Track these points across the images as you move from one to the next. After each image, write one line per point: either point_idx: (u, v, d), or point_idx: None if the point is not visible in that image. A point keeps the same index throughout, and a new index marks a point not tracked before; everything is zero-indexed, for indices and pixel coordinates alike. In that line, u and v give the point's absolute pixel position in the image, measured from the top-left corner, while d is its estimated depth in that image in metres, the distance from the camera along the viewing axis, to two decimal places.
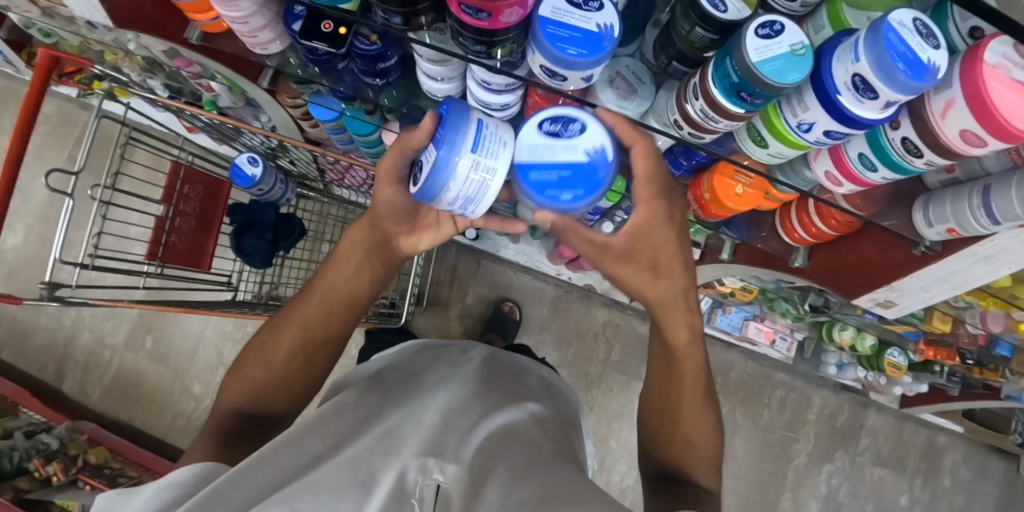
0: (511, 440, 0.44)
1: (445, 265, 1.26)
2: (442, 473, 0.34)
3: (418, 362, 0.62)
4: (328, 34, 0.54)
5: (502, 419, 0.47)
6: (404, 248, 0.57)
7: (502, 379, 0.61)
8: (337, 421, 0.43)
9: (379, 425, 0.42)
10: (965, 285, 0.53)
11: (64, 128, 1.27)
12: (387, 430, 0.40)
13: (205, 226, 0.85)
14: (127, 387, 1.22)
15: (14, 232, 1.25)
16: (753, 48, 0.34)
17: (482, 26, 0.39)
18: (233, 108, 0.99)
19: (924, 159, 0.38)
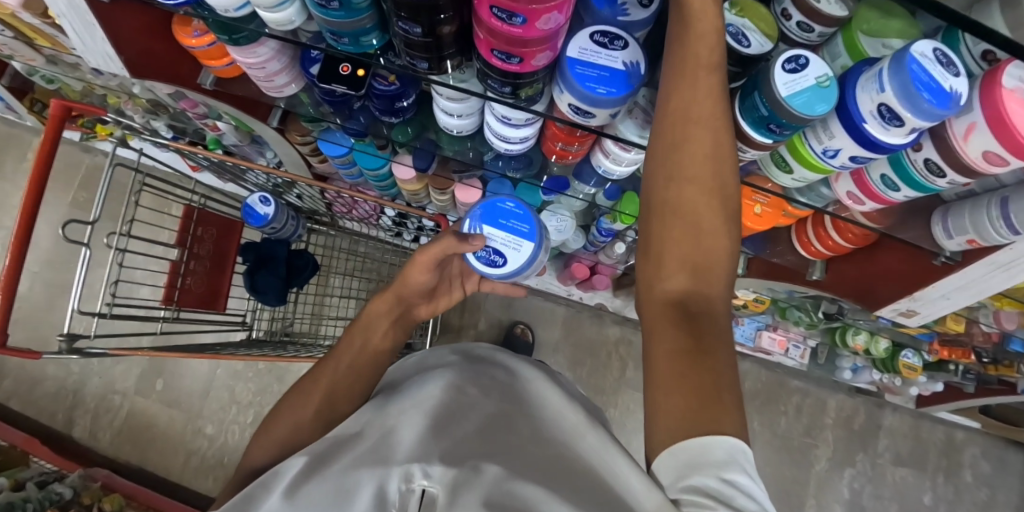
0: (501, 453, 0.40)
1: None
2: None
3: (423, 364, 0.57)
4: (346, 77, 0.55)
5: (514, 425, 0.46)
6: (420, 313, 0.69)
7: (506, 373, 0.55)
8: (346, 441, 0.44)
9: (374, 437, 0.43)
10: (988, 291, 0.54)
11: (68, 173, 1.27)
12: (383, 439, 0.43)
13: (219, 266, 0.85)
14: (139, 430, 1.20)
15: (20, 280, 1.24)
16: (782, 83, 0.36)
17: (512, 68, 0.40)
18: (238, 145, 0.99)
19: (947, 179, 0.39)
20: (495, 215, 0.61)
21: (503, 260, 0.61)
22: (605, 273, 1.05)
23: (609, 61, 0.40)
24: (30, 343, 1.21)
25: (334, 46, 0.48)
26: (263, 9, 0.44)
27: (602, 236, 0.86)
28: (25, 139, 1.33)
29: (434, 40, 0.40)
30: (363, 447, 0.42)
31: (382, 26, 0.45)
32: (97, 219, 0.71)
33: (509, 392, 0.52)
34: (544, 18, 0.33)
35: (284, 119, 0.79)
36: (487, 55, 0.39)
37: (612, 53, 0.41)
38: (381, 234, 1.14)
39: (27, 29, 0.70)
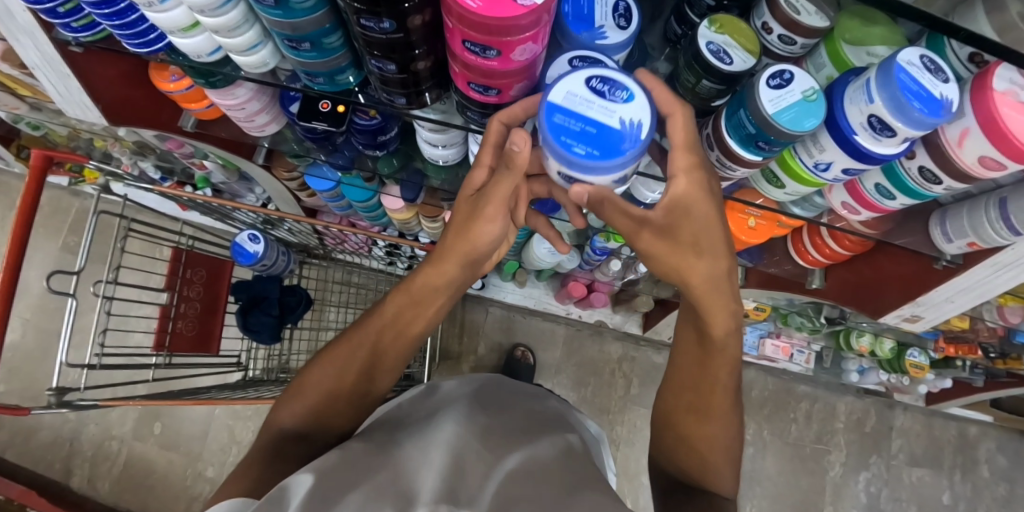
0: (517, 491, 0.35)
1: (455, 317, 1.26)
2: None
3: (431, 405, 0.52)
4: (328, 113, 0.54)
5: (524, 444, 0.44)
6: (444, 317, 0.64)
7: (518, 419, 0.50)
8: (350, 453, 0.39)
9: (389, 461, 0.38)
10: (993, 291, 0.52)
11: (57, 218, 1.25)
12: (398, 466, 0.37)
13: (211, 308, 0.84)
14: (137, 476, 1.17)
15: (11, 329, 1.21)
16: (767, 99, 0.35)
17: (490, 100, 0.39)
18: (227, 182, 0.99)
19: (943, 185, 0.39)
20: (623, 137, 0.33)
21: (584, 80, 0.34)
22: (602, 290, 1.05)
23: None
24: (24, 393, 1.18)
25: (310, 86, 0.48)
26: (234, 53, 0.43)
27: (595, 254, 0.87)
28: (14, 186, 1.31)
29: (411, 76, 0.39)
30: (382, 473, 0.36)
31: (357, 64, 0.44)
32: (81, 268, 0.69)
33: (526, 434, 0.46)
34: (518, 50, 0.32)
35: (269, 157, 0.79)
36: (465, 90, 0.38)
37: None
38: (374, 263, 1.14)
39: (8, 80, 0.69)
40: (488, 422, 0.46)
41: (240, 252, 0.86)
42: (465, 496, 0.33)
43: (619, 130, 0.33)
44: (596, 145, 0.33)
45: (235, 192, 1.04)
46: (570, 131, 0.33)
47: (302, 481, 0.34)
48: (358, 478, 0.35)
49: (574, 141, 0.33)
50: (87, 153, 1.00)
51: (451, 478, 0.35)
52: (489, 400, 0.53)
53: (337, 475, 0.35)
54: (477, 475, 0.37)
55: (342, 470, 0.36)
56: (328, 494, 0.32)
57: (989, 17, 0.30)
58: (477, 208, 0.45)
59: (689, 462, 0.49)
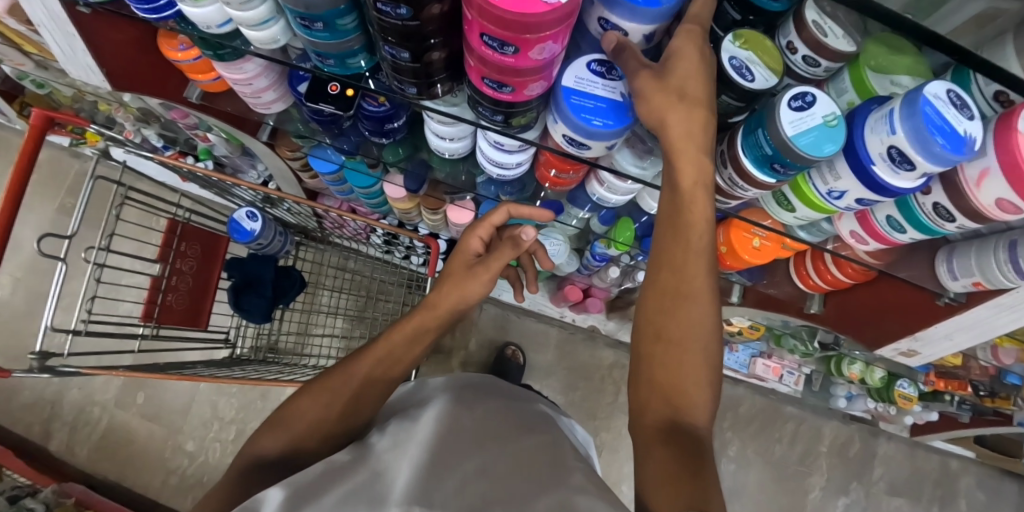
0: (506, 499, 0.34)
1: None
2: None
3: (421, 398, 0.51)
4: (336, 96, 0.53)
5: (513, 443, 0.42)
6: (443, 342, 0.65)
7: (509, 419, 0.49)
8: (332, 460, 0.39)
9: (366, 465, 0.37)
10: (992, 333, 0.52)
11: (55, 179, 1.23)
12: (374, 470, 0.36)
13: (203, 283, 0.82)
14: (117, 445, 1.16)
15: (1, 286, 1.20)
16: (788, 121, 0.34)
17: (504, 98, 0.38)
18: (229, 156, 0.98)
19: (956, 224, 0.38)
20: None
21: None
22: (598, 296, 1.05)
23: (606, 92, 0.38)
24: (9, 352, 1.17)
25: (320, 68, 0.47)
26: (246, 27, 0.42)
27: (595, 261, 0.87)
28: (14, 142, 1.29)
29: (424, 67, 0.38)
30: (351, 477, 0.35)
31: (370, 49, 0.43)
32: (73, 233, 0.67)
33: (516, 434, 0.46)
34: (537, 48, 0.31)
35: (273, 135, 0.79)
36: (479, 86, 0.37)
37: (610, 84, 0.38)
38: (373, 251, 1.15)
39: (14, 35, 0.68)
40: (478, 421, 0.45)
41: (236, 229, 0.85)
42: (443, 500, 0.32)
43: None
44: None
45: (237, 167, 1.04)
46: None
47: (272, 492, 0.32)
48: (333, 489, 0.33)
49: None
50: (90, 116, 0.98)
51: (430, 479, 0.34)
52: (480, 397, 0.52)
53: (307, 487, 0.33)
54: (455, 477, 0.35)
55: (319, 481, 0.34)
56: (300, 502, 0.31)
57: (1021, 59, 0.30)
58: (472, 273, 0.57)
59: None
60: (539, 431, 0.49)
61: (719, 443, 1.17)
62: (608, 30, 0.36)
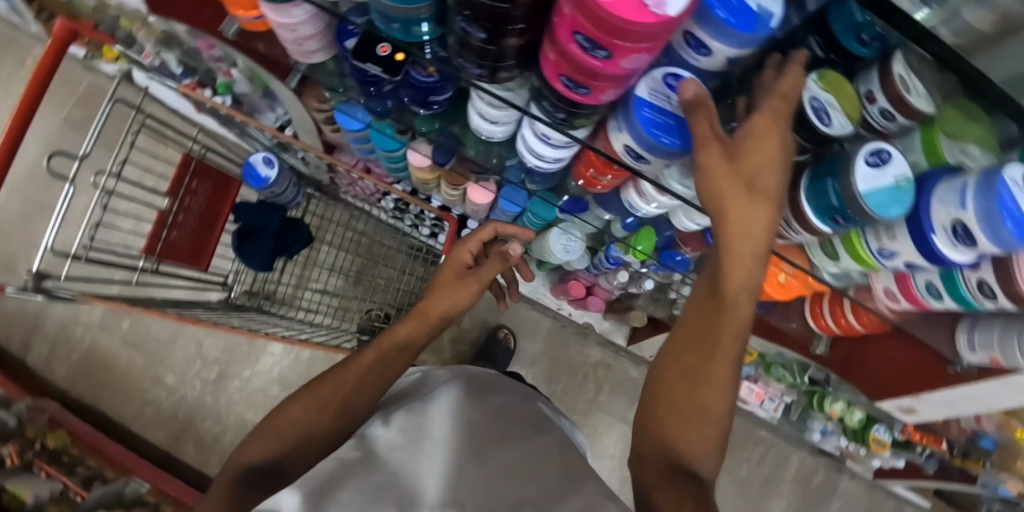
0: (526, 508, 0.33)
1: None
2: None
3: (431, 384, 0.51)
4: (385, 59, 0.50)
5: (526, 449, 0.42)
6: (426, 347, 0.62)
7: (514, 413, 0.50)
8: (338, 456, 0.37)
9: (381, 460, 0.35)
10: (994, 407, 0.53)
11: (63, 87, 1.18)
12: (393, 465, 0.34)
13: (209, 224, 0.80)
14: (96, 368, 1.14)
15: None
16: (862, 177, 0.33)
17: (577, 97, 0.36)
18: (248, 95, 0.95)
19: (995, 302, 0.38)
20: (756, 17, 0.30)
21: None
22: (600, 296, 1.05)
23: (678, 110, 0.36)
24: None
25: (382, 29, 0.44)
26: None
27: (607, 263, 0.86)
28: (22, 42, 1.23)
29: (496, 50, 0.36)
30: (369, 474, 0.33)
31: (438, 20, 0.41)
32: (85, 155, 0.64)
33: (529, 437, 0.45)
34: (631, 57, 0.29)
35: (303, 84, 0.76)
36: (556, 84, 0.35)
37: (681, 101, 0.37)
38: (383, 216, 1.13)
39: None
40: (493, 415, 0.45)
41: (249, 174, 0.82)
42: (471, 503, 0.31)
43: (757, 12, 0.30)
44: (735, 17, 0.30)
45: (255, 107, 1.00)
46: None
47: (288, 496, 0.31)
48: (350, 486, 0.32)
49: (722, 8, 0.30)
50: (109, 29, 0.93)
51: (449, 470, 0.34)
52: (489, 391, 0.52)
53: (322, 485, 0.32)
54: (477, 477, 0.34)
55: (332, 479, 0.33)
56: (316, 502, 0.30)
57: None
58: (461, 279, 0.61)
59: None
60: (547, 433, 0.50)
61: None
62: (693, 45, 0.33)
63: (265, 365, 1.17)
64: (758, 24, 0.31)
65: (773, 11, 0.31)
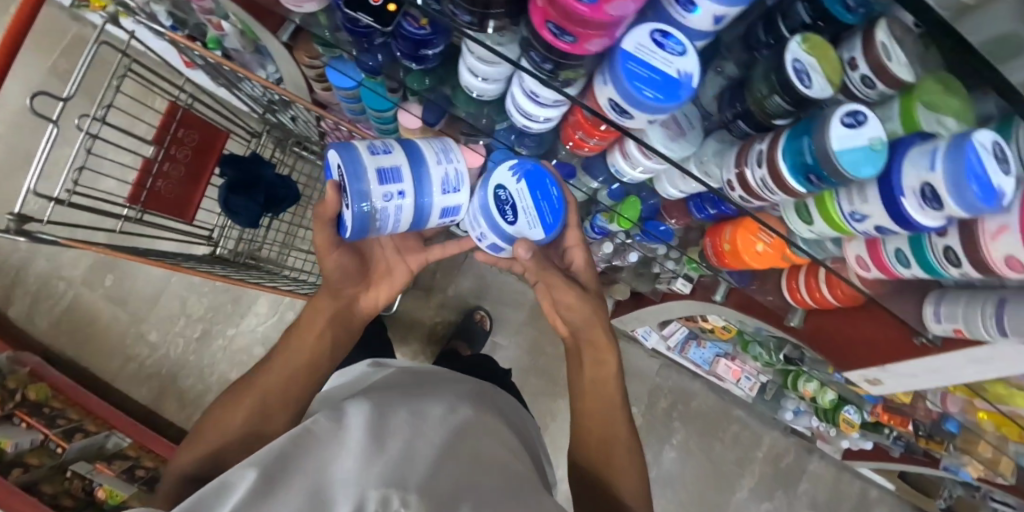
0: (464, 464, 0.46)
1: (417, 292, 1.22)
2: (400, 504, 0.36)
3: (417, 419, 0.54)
4: (376, 9, 0.50)
5: (448, 395, 0.61)
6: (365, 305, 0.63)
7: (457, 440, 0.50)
8: (303, 432, 0.44)
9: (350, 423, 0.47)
10: (951, 379, 0.55)
11: (49, 37, 1.14)
12: (343, 446, 0.43)
13: (195, 176, 0.79)
14: (78, 322, 1.14)
15: None
16: (836, 135, 0.33)
17: (562, 47, 0.36)
18: (239, 51, 0.93)
19: (960, 269, 0.39)
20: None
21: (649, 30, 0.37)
22: None
23: (663, 65, 0.37)
24: None
25: None
26: None
27: (593, 231, 0.85)
28: None
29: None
30: (326, 449, 0.42)
31: None
32: (69, 97, 0.64)
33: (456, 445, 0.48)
34: (593, 42, 0.35)
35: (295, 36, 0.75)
36: (545, 36, 0.36)
37: (668, 57, 0.37)
38: None
39: None
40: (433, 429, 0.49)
41: (548, 211, 0.59)
42: (417, 482, 0.38)
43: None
44: None
45: (245, 64, 0.98)
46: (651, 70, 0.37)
47: (241, 478, 0.37)
48: (299, 472, 0.39)
49: (650, 90, 0.37)
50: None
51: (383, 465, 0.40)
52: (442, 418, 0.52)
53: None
54: (427, 461, 0.43)
55: (280, 459, 0.40)
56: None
57: None
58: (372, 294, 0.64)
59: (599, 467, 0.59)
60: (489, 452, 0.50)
61: (664, 429, 1.22)
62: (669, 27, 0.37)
63: (249, 323, 1.17)
64: (671, 41, 0.37)
65: (693, 67, 0.38)
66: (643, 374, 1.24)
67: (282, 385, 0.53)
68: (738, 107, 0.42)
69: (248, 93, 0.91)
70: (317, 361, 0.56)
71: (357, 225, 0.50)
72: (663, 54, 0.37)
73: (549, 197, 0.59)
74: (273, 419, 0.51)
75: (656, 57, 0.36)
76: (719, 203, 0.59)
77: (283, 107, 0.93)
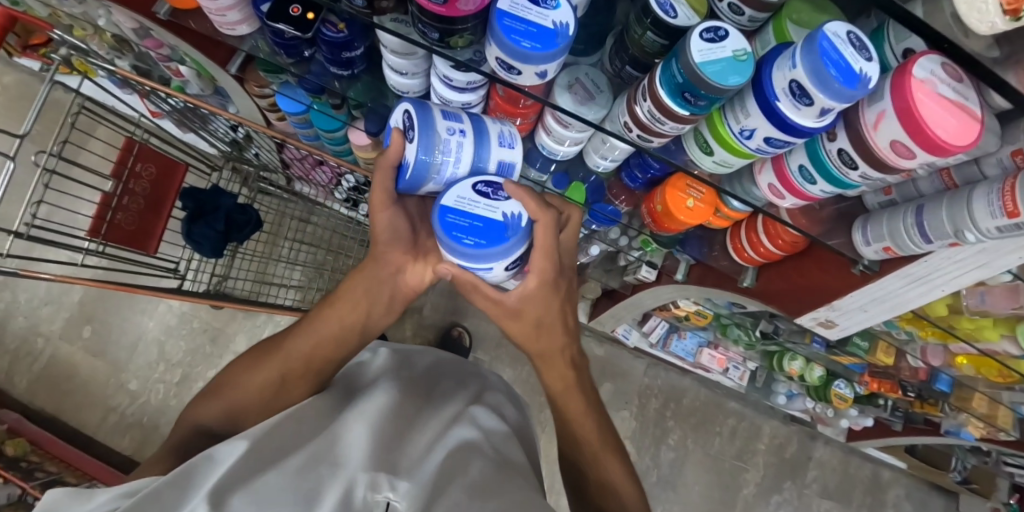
0: (460, 450, 0.44)
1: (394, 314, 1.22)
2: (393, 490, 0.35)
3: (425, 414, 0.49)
4: (297, 18, 0.53)
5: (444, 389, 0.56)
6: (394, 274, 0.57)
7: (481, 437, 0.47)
8: (291, 417, 0.42)
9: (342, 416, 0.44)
10: (903, 306, 0.57)
11: (23, 103, 1.21)
12: (331, 434, 0.40)
13: (155, 208, 0.82)
14: (58, 377, 1.13)
15: None
16: (697, 50, 0.35)
17: (439, 12, 0.39)
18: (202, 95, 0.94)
19: (859, 172, 0.40)
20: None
21: None
22: None
23: (537, 18, 0.39)
24: None
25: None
26: None
27: None
28: None
29: None
30: (320, 438, 0.40)
31: None
32: (27, 133, 0.68)
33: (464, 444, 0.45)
34: None
35: (244, 67, 0.77)
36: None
37: (543, 12, 0.40)
38: (340, 209, 1.12)
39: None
40: (440, 437, 0.45)
41: (459, 225, 0.42)
42: (407, 472, 0.38)
43: None
44: None
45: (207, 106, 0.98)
46: (523, 22, 0.39)
47: (230, 452, 0.34)
48: (294, 451, 0.37)
49: (527, 40, 0.39)
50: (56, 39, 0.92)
51: (381, 449, 0.38)
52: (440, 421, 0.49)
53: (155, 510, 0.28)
54: (419, 451, 0.42)
55: (274, 440, 0.37)
56: (223, 490, 0.30)
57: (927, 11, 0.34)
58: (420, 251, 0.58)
59: (568, 448, 0.58)
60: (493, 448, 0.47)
61: (660, 430, 1.18)
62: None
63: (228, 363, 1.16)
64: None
65: (565, 20, 0.40)
66: (633, 376, 1.20)
67: (301, 358, 0.51)
68: (625, 56, 0.45)
69: (215, 133, 0.94)
70: (342, 333, 0.53)
71: (417, 171, 0.42)
72: (536, 10, 0.39)
73: (481, 231, 0.42)
74: (292, 389, 0.50)
75: (529, 14, 0.39)
76: (647, 166, 0.59)
77: (246, 142, 0.96)
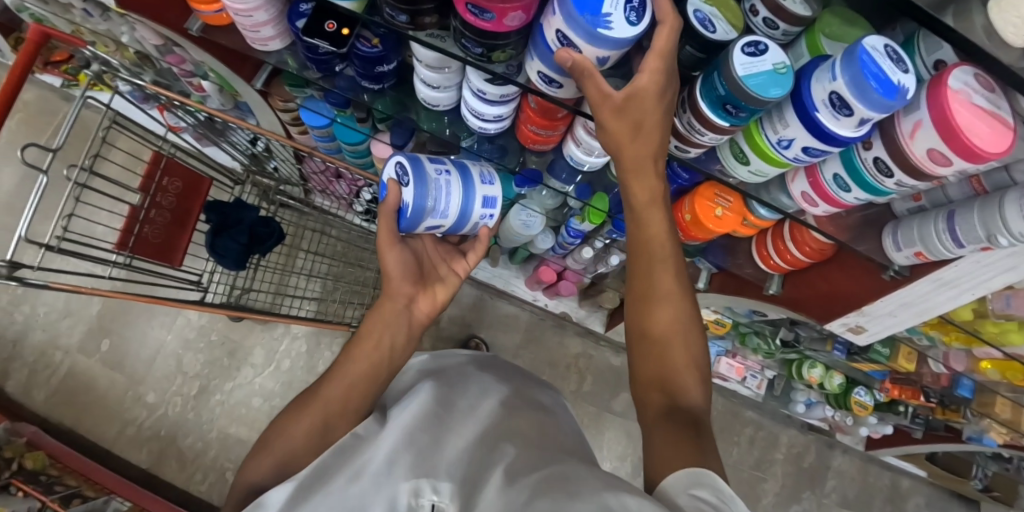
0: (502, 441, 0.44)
1: None
2: (436, 493, 0.34)
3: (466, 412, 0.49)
4: (331, 33, 0.54)
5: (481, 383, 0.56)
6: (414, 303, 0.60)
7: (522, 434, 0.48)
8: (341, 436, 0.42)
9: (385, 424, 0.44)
10: (931, 311, 0.58)
11: (44, 119, 1.23)
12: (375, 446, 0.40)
13: (181, 222, 0.82)
14: (75, 391, 1.13)
15: None
16: (740, 63, 0.36)
17: (485, 27, 0.40)
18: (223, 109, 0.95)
19: (894, 179, 0.41)
20: None
21: None
22: (571, 280, 1.04)
23: None
24: None
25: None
26: None
27: (569, 237, 0.84)
28: None
29: None
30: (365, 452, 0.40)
31: None
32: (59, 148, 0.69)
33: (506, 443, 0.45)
34: (511, 16, 0.39)
35: (269, 81, 0.78)
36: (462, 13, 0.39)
37: None
38: (356, 221, 1.12)
39: None
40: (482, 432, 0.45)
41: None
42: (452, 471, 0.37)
43: None
44: None
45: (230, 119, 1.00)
46: None
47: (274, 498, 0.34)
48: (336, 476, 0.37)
49: None
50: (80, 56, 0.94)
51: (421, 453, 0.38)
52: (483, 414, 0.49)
53: None
54: (462, 448, 0.41)
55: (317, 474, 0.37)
56: None
57: (963, 21, 0.35)
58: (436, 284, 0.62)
59: None
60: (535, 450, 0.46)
61: None
62: None
63: (246, 375, 1.16)
64: None
65: None
66: None
67: (343, 384, 0.48)
68: None
69: (237, 145, 0.96)
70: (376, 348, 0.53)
71: (414, 208, 0.52)
72: None
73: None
74: None
75: None
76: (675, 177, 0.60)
77: (267, 154, 0.97)
